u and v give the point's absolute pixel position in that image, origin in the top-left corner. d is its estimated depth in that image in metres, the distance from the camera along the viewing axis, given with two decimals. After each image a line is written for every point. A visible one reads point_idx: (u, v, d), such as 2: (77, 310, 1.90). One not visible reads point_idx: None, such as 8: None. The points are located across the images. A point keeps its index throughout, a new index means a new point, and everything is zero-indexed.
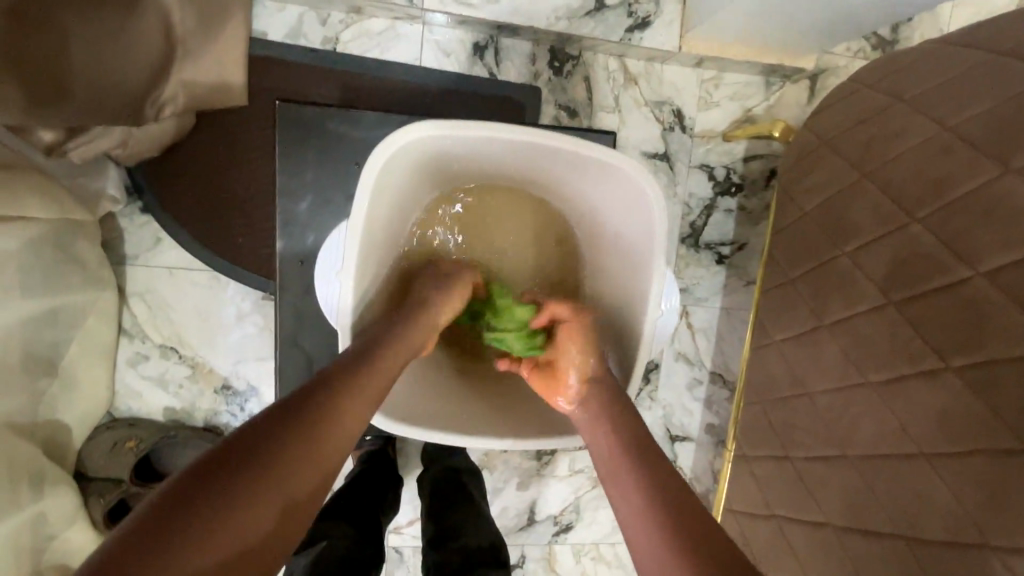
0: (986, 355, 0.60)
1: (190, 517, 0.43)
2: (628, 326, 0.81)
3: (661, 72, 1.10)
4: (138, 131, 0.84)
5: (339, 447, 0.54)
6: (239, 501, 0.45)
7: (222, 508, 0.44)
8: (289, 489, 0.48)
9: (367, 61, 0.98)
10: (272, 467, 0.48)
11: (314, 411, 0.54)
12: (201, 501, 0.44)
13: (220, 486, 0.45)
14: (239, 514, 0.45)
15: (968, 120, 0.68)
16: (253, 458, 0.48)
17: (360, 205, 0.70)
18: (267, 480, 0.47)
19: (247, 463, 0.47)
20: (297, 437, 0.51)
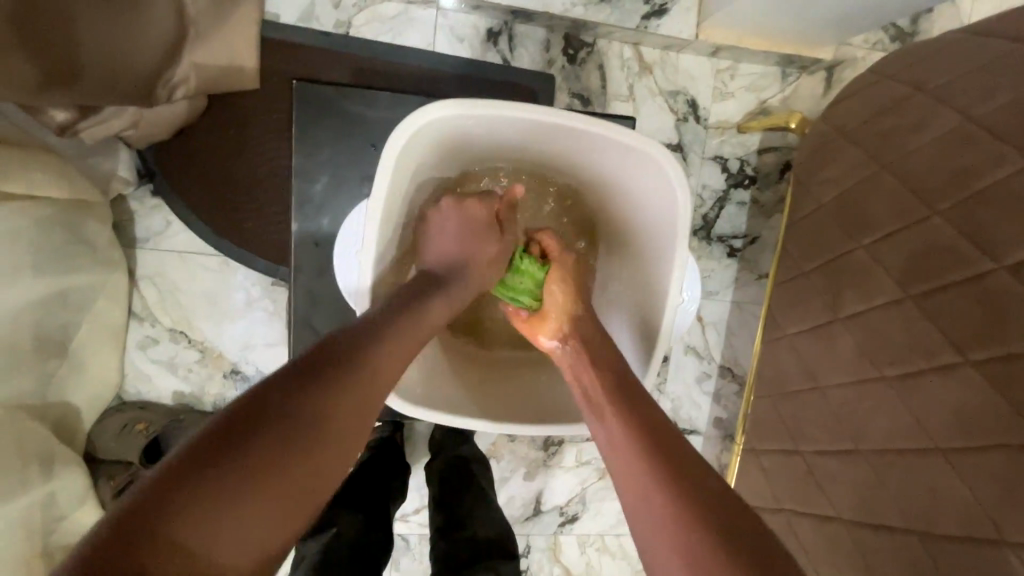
0: (1007, 349, 0.59)
1: (254, 438, 0.44)
2: (648, 314, 0.80)
3: (676, 60, 1.09)
4: (149, 112, 0.84)
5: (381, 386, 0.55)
6: (297, 426, 0.46)
7: (238, 477, 0.42)
8: (308, 463, 0.46)
9: (379, 46, 0.97)
10: (328, 399, 0.49)
11: (330, 378, 0.51)
12: (262, 423, 0.45)
13: (279, 412, 0.46)
14: (258, 491, 0.42)
15: (993, 110, 0.66)
16: (308, 387, 0.49)
17: (379, 183, 0.69)
18: (323, 408, 0.48)
19: (302, 391, 0.48)
20: (346, 375, 0.52)
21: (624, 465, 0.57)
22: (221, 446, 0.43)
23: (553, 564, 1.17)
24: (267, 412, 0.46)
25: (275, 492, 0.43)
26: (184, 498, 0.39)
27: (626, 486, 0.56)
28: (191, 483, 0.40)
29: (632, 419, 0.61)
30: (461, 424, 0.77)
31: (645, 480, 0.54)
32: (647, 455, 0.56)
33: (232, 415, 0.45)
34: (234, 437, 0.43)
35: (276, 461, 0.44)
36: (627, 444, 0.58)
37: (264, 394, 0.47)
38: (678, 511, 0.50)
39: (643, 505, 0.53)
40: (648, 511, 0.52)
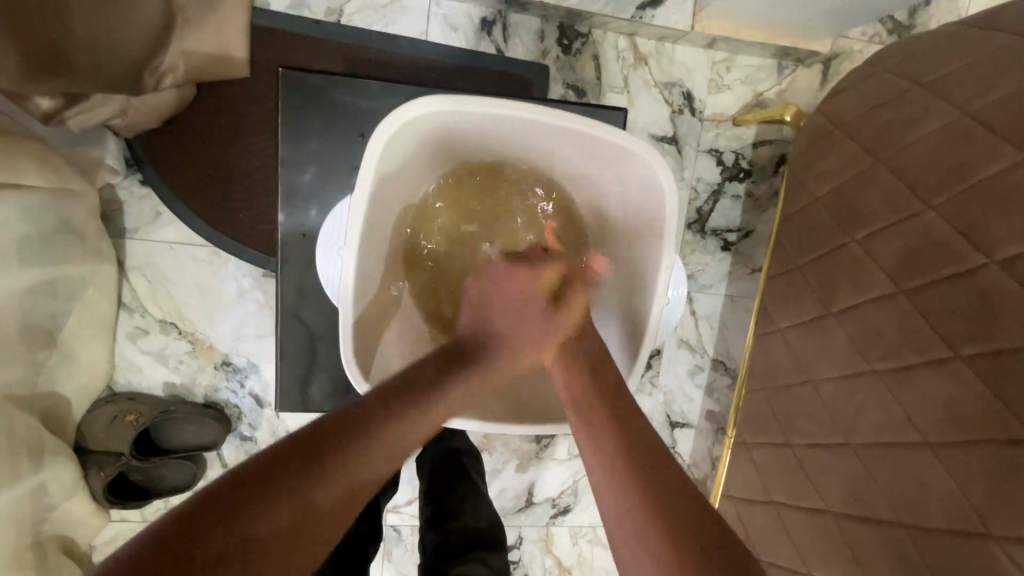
0: (995, 345, 0.59)
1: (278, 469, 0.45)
2: (635, 314, 0.79)
3: (673, 52, 1.08)
4: (137, 101, 0.83)
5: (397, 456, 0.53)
6: (313, 463, 0.47)
7: (250, 506, 0.43)
8: (315, 499, 0.46)
9: (372, 35, 0.96)
10: (341, 472, 0.48)
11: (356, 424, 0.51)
12: (270, 486, 0.44)
13: (301, 451, 0.47)
14: (263, 521, 0.43)
15: (989, 105, 0.66)
16: (325, 455, 0.48)
17: (364, 177, 0.68)
18: (334, 479, 0.47)
19: (320, 459, 0.47)
20: (367, 445, 0.50)
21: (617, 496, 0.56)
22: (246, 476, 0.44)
23: (545, 555, 1.18)
24: (278, 476, 0.45)
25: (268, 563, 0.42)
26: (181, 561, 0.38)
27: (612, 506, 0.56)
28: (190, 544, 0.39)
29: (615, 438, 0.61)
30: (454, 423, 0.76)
31: (629, 510, 0.54)
32: (633, 478, 0.56)
33: (244, 472, 0.44)
34: (240, 499, 0.43)
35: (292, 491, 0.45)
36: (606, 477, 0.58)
37: (278, 455, 0.46)
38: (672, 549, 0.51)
39: (624, 528, 0.54)
40: (629, 542, 0.53)
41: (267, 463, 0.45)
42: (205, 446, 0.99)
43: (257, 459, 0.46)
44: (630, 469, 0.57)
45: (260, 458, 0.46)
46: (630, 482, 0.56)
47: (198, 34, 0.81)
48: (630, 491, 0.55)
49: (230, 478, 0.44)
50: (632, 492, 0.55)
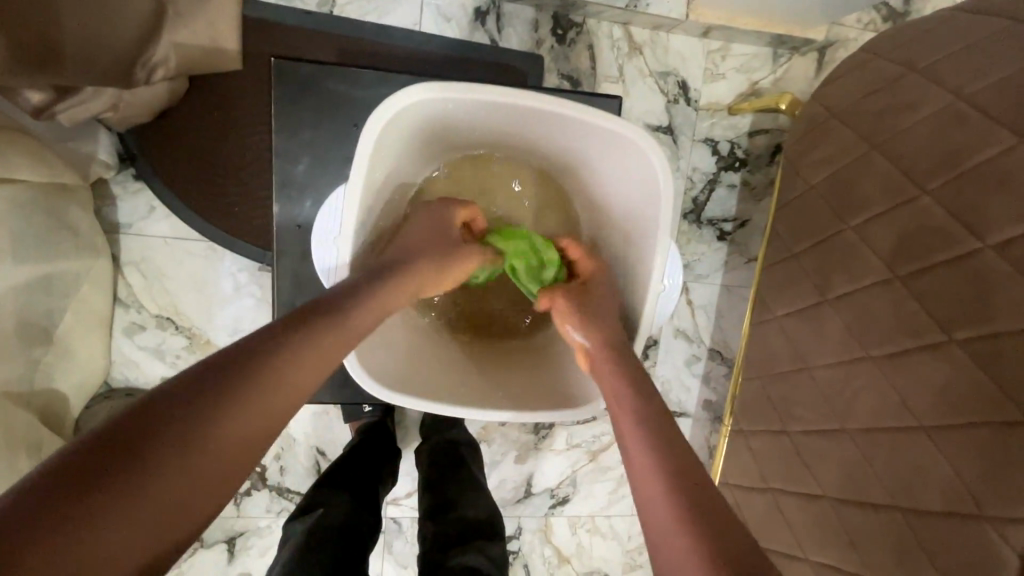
0: (991, 329, 0.60)
1: (165, 426, 0.42)
2: (632, 300, 0.79)
3: (667, 40, 1.08)
4: (128, 95, 0.82)
5: (304, 386, 0.52)
6: (203, 415, 0.44)
7: (137, 467, 0.40)
8: (209, 452, 0.44)
9: (366, 26, 0.96)
10: (244, 411, 0.47)
11: (248, 367, 0.48)
12: (172, 428, 0.43)
13: (193, 403, 0.44)
14: (152, 478, 0.40)
15: (983, 90, 0.66)
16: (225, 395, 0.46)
17: (359, 164, 0.67)
18: (241, 430, 0.46)
19: (223, 399, 0.46)
20: (268, 382, 0.49)
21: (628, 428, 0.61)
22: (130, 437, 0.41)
23: (545, 545, 1.18)
24: (177, 419, 0.43)
25: (180, 502, 0.42)
26: (79, 510, 0.37)
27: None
28: (88, 491, 0.38)
29: (679, 502, 0.51)
30: (453, 412, 0.76)
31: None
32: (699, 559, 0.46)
33: (137, 414, 0.42)
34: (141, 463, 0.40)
35: (181, 449, 0.42)
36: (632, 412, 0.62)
37: (175, 395, 0.44)
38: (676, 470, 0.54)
39: (641, 469, 0.56)
40: (641, 471, 0.56)
41: (162, 405, 0.43)
42: None
43: (149, 399, 0.43)
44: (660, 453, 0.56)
45: (156, 399, 0.44)
46: (693, 557, 0.47)
47: (189, 26, 0.80)
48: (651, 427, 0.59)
49: (124, 421, 0.42)
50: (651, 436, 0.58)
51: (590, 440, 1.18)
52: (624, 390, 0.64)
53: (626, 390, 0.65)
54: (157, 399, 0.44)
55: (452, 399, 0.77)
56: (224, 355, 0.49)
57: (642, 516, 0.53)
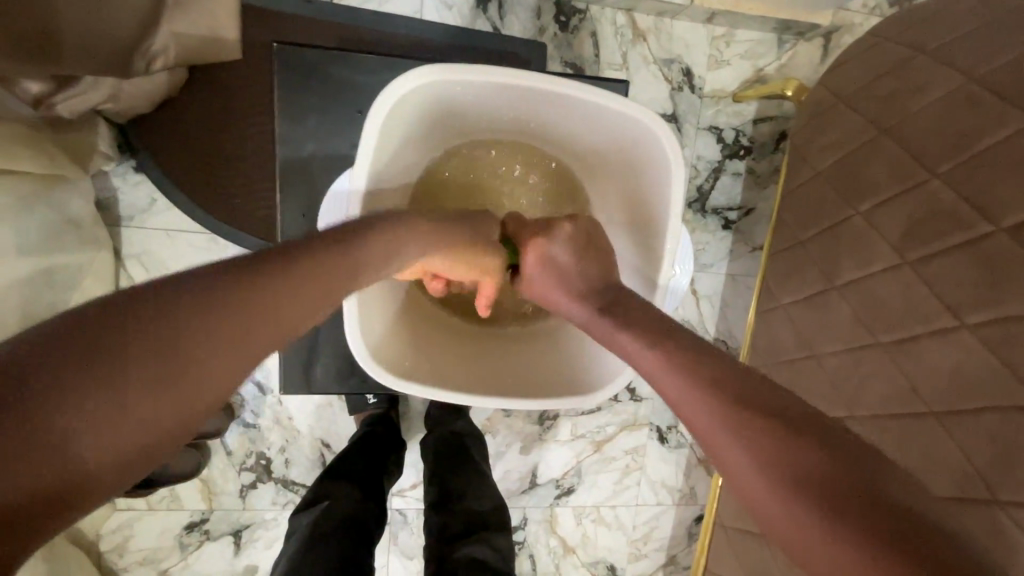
0: (1002, 312, 0.59)
1: (171, 319, 0.35)
2: (643, 286, 0.79)
3: (671, 27, 1.07)
4: (128, 85, 0.81)
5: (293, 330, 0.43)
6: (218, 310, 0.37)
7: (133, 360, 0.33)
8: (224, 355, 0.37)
9: (367, 14, 0.95)
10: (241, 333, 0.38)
11: (274, 271, 0.42)
12: (96, 363, 0.32)
13: (209, 297, 0.37)
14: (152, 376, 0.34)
15: (995, 71, 0.65)
16: (169, 329, 0.35)
17: (365, 149, 0.67)
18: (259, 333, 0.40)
19: (171, 324, 0.35)
20: (228, 314, 0.38)
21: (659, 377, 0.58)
22: (126, 328, 0.34)
23: (550, 535, 1.18)
24: (174, 320, 0.35)
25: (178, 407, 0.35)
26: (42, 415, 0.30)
27: (769, 525, 0.46)
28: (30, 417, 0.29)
29: (736, 429, 0.49)
30: (455, 400, 0.74)
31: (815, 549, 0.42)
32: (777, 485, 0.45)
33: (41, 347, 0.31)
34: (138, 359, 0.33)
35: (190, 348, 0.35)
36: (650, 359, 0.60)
37: (92, 320, 0.33)
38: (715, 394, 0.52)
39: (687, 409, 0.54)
40: (688, 407, 0.54)
41: (94, 325, 0.33)
42: (204, 433, 0.95)
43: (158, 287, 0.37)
44: (696, 385, 0.54)
45: (85, 321, 0.33)
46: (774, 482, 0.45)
47: (188, 14, 0.79)
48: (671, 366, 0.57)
49: (117, 306, 0.35)
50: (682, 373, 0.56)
51: (595, 430, 1.18)
52: (647, 342, 0.62)
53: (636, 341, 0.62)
54: (87, 319, 0.33)
55: (458, 387, 0.77)
56: (172, 280, 0.38)
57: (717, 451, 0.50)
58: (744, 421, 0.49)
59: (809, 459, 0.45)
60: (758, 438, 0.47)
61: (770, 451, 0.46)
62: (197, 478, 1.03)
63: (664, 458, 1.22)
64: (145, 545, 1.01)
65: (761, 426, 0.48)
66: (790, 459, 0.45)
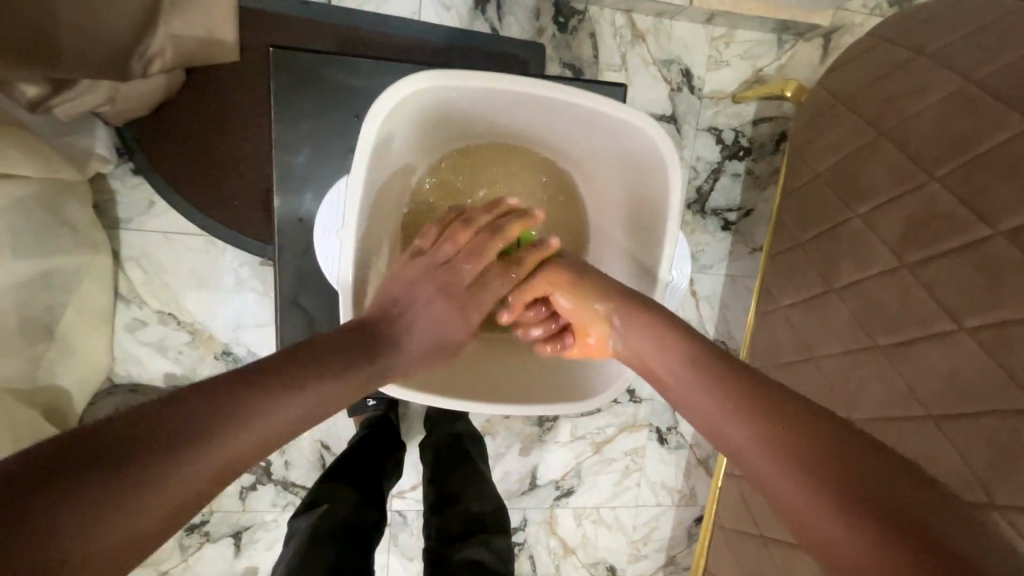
0: (1001, 316, 0.59)
1: (200, 415, 0.44)
2: (641, 291, 0.79)
3: (670, 28, 1.06)
4: (125, 87, 0.81)
5: (273, 436, 0.49)
6: (236, 408, 0.46)
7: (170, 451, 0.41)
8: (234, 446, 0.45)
9: (365, 15, 0.94)
10: (254, 428, 0.47)
11: (282, 375, 0.52)
12: (132, 457, 0.39)
13: (226, 397, 0.46)
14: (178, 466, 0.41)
15: (993, 73, 0.65)
16: (165, 434, 0.41)
17: (362, 152, 0.66)
18: (265, 430, 0.48)
19: (196, 418, 0.43)
20: (237, 411, 0.46)
21: (684, 394, 0.59)
22: (161, 423, 0.41)
23: (550, 536, 1.18)
24: (198, 414, 0.44)
25: (191, 488, 0.41)
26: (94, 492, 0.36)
27: (802, 528, 0.44)
28: (83, 497, 0.35)
29: (769, 431, 0.49)
30: (455, 405, 0.74)
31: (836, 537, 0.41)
32: (797, 475, 0.45)
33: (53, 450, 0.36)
34: (171, 444, 0.41)
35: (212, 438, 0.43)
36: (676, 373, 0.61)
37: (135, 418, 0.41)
38: (745, 401, 0.53)
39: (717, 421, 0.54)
40: (720, 418, 0.54)
41: (138, 420, 0.41)
42: None
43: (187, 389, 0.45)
44: (724, 394, 0.55)
45: (129, 417, 0.41)
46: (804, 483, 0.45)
47: (185, 17, 0.79)
48: (698, 376, 0.58)
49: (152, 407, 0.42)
50: (710, 384, 0.57)
51: (594, 431, 1.18)
52: (668, 346, 0.63)
53: (662, 347, 0.63)
54: (131, 416, 0.41)
55: (457, 393, 0.76)
56: (180, 393, 0.44)
57: (751, 462, 0.50)
58: (777, 426, 0.49)
59: (841, 453, 0.45)
60: (792, 439, 0.48)
61: (791, 446, 0.47)
62: None
63: (664, 459, 1.22)
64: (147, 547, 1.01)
65: (795, 429, 0.48)
66: (822, 455, 0.45)
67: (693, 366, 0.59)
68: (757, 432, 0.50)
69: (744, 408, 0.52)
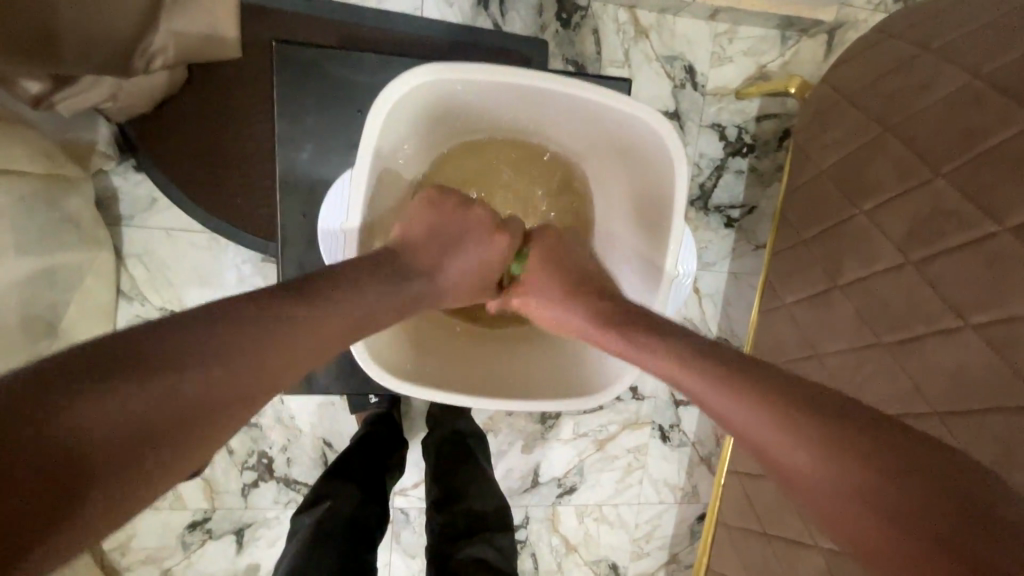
0: (1008, 312, 0.59)
1: (191, 342, 0.43)
2: (647, 287, 0.78)
3: (673, 24, 1.06)
4: (128, 84, 0.81)
5: (277, 371, 0.47)
6: (231, 337, 0.45)
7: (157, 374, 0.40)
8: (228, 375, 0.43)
9: (368, 11, 0.94)
10: (252, 359, 0.45)
11: (285, 306, 0.49)
12: (117, 377, 0.38)
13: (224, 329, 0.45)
14: (168, 389, 0.40)
15: (1000, 69, 0.65)
16: (152, 357, 0.40)
17: (365, 147, 0.66)
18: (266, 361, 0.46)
19: (187, 345, 0.42)
20: (232, 341, 0.44)
21: (712, 406, 0.54)
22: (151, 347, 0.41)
23: (552, 534, 1.18)
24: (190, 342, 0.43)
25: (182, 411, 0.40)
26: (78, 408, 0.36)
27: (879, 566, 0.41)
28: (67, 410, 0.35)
29: (818, 454, 0.45)
30: (457, 401, 0.73)
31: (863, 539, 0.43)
32: (864, 509, 0.42)
33: (33, 379, 0.35)
34: (158, 368, 0.40)
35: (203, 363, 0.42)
36: (702, 382, 0.55)
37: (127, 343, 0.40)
38: (788, 417, 0.48)
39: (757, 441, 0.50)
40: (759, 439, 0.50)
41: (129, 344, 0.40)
42: None
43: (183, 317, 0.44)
44: (761, 410, 0.50)
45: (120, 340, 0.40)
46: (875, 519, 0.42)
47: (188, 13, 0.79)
48: (723, 388, 0.53)
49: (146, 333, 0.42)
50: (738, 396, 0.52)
51: (597, 429, 1.18)
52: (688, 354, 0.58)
53: (684, 356, 0.58)
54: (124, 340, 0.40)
55: (460, 391, 0.76)
56: (175, 320, 0.44)
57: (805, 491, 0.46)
58: (830, 448, 0.45)
59: (906, 480, 0.42)
60: (850, 466, 0.44)
61: (811, 445, 0.46)
62: (199, 478, 1.03)
63: (666, 457, 1.21)
64: (149, 544, 1.01)
65: (849, 450, 0.45)
66: (889, 483, 0.42)
67: (716, 375, 0.55)
68: (796, 443, 0.47)
69: (760, 401, 0.50)
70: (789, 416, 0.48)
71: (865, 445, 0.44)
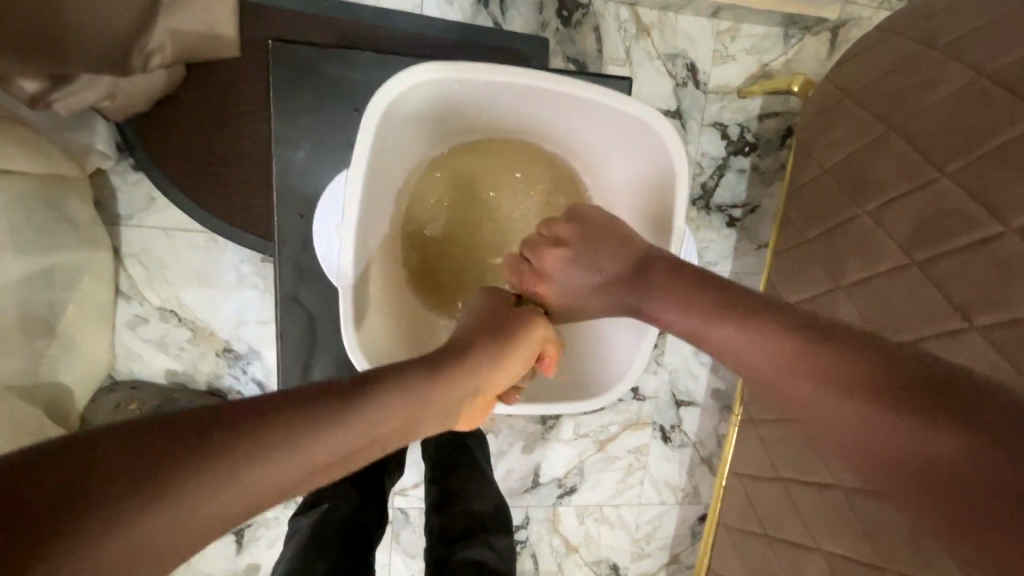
0: (1013, 314, 0.58)
1: (218, 441, 0.41)
2: None
3: (675, 22, 1.05)
4: (125, 82, 0.80)
5: (288, 480, 0.44)
6: (256, 444, 0.42)
7: (172, 475, 0.38)
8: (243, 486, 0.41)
9: (366, 9, 0.93)
10: (268, 472, 0.42)
11: (317, 414, 0.46)
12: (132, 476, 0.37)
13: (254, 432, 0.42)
14: (176, 497, 0.38)
15: (1006, 67, 0.64)
16: (173, 454, 0.38)
17: (361, 146, 0.65)
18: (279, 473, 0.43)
19: (208, 445, 0.40)
20: (257, 448, 0.42)
21: (788, 382, 0.55)
22: (177, 441, 0.39)
23: (552, 534, 1.18)
24: (217, 441, 0.40)
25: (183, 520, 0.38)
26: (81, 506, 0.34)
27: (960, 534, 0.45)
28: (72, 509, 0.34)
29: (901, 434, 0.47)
30: None
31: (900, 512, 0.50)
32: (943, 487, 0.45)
33: (64, 461, 0.35)
34: (173, 469, 0.38)
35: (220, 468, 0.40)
36: (779, 354, 0.56)
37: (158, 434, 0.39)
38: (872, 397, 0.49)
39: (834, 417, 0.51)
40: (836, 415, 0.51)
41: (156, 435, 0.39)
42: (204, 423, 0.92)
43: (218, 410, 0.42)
44: (843, 388, 0.51)
45: (151, 425, 0.39)
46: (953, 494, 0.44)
47: (185, 11, 0.78)
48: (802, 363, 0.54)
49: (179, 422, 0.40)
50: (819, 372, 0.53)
51: (598, 429, 1.17)
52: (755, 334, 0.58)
53: (754, 337, 0.58)
54: (154, 428, 0.39)
55: None
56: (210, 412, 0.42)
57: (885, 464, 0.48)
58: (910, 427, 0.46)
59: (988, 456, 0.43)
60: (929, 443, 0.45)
61: (874, 436, 0.49)
62: None
63: (667, 458, 1.21)
64: None
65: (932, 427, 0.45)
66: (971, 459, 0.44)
67: (792, 349, 0.55)
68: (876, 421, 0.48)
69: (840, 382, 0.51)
70: (853, 403, 0.50)
71: (931, 440, 0.45)
